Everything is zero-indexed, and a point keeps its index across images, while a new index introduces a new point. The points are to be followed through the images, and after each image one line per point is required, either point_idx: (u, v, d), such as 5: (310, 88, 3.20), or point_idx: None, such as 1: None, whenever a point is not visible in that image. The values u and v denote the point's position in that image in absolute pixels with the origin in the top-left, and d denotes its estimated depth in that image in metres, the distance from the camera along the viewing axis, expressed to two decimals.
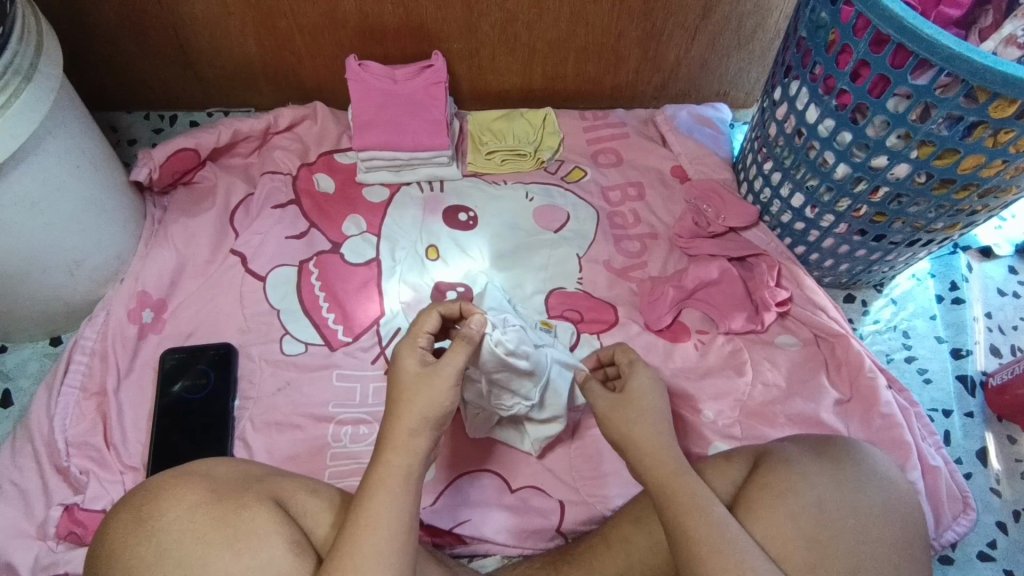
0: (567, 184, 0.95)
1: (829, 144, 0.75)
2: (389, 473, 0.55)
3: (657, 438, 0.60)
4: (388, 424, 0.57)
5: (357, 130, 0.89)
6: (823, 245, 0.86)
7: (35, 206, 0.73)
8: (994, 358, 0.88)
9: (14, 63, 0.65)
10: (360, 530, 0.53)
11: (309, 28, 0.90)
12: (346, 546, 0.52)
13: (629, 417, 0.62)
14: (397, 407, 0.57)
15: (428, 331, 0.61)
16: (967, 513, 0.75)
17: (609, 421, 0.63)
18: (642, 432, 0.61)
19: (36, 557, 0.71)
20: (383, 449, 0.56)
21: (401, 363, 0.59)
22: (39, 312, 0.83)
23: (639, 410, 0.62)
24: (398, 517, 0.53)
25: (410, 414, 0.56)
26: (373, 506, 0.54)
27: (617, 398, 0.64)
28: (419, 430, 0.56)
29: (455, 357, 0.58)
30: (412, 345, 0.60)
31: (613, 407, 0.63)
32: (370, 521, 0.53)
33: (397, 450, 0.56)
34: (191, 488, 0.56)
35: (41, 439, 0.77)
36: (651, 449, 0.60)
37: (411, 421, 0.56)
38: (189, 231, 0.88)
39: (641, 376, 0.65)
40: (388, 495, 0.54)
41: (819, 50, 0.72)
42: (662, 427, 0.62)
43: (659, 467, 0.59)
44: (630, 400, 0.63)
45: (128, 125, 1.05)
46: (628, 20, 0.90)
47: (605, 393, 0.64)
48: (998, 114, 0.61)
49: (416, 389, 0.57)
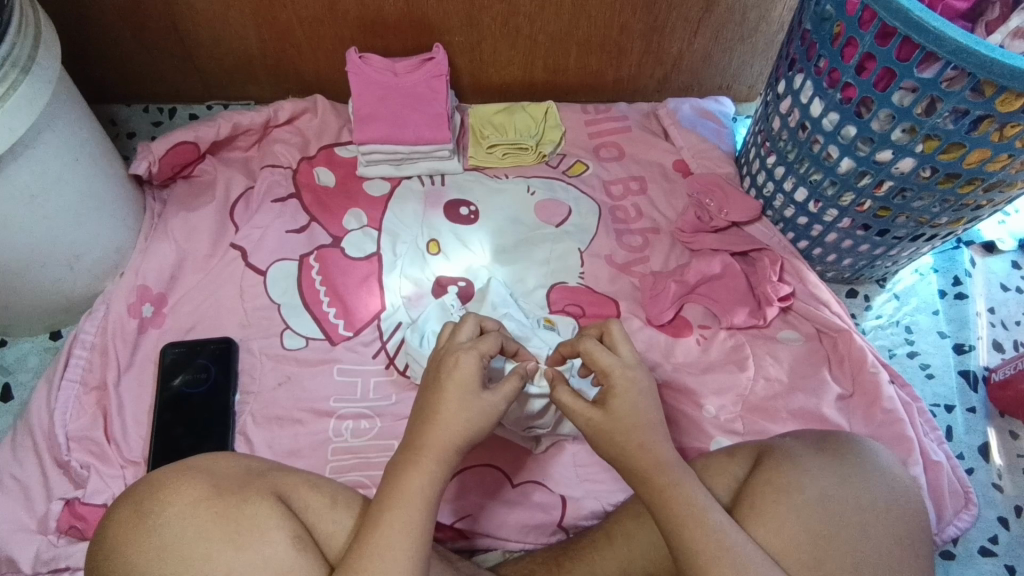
0: (569, 178, 0.95)
1: (834, 138, 0.74)
2: (421, 479, 0.54)
3: (645, 451, 0.57)
4: (425, 430, 0.56)
5: (358, 124, 0.89)
6: (827, 240, 0.86)
7: (34, 200, 0.72)
8: (998, 354, 0.88)
9: (12, 55, 0.65)
10: (391, 536, 0.52)
11: (309, 20, 0.89)
12: (375, 550, 0.52)
13: (614, 439, 0.58)
14: (443, 411, 0.56)
15: (490, 351, 0.59)
16: (969, 508, 0.75)
17: (595, 442, 0.59)
18: (628, 448, 0.57)
19: (37, 552, 0.71)
20: (418, 453, 0.55)
21: (459, 371, 0.57)
22: (39, 306, 0.83)
23: (626, 430, 0.57)
24: (427, 523, 0.53)
25: (454, 425, 0.56)
26: (402, 510, 0.53)
27: (598, 418, 0.58)
28: (455, 441, 0.55)
29: (510, 388, 0.58)
30: (476, 357, 0.58)
31: (599, 427, 0.58)
32: (400, 526, 0.52)
33: (433, 457, 0.55)
34: (192, 483, 0.56)
35: (41, 433, 0.77)
36: (643, 463, 0.57)
37: (455, 434, 0.55)
38: (189, 225, 0.88)
39: (620, 390, 0.59)
40: (421, 503, 0.53)
41: (823, 43, 0.71)
42: (653, 441, 0.57)
43: (650, 479, 0.57)
44: (612, 422, 0.58)
45: (127, 118, 1.04)
46: (631, 12, 0.90)
47: (584, 411, 0.59)
48: (1005, 108, 0.61)
49: (464, 401, 0.56)
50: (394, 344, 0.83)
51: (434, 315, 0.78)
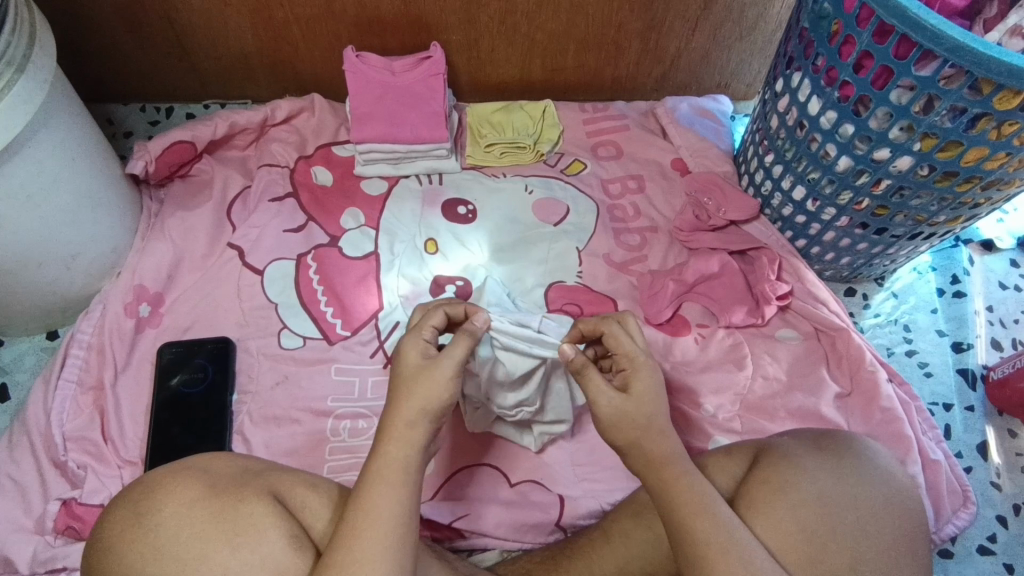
0: (567, 177, 0.95)
1: (831, 136, 0.74)
2: (386, 463, 0.55)
3: (663, 439, 0.57)
4: (388, 415, 0.57)
5: (355, 123, 0.88)
6: (825, 238, 0.86)
7: (30, 199, 0.72)
8: (996, 352, 0.88)
9: (7, 54, 0.64)
10: (361, 522, 0.52)
11: (306, 19, 0.89)
12: (347, 535, 0.52)
13: (636, 423, 0.57)
14: (398, 395, 0.57)
15: (434, 325, 0.60)
16: (967, 506, 0.75)
17: (611, 426, 0.58)
18: (646, 435, 0.58)
19: (34, 552, 0.71)
20: (381, 439, 0.56)
21: (402, 355, 0.59)
22: (36, 306, 0.83)
23: (649, 415, 0.58)
24: (397, 504, 0.53)
25: (409, 404, 0.56)
26: (370, 495, 0.53)
27: (623, 400, 0.58)
28: (416, 421, 0.56)
29: (457, 348, 0.58)
30: (416, 338, 0.60)
31: (620, 409, 0.58)
32: (370, 510, 0.53)
33: (396, 441, 0.55)
34: (188, 483, 0.56)
35: (38, 433, 0.77)
36: (658, 453, 0.57)
37: (409, 411, 0.56)
38: (186, 224, 0.88)
39: (645, 374, 0.59)
40: (388, 485, 0.54)
41: (821, 41, 0.71)
42: (669, 431, 0.58)
43: (663, 469, 0.57)
44: (635, 405, 0.58)
45: (124, 117, 1.04)
46: (628, 10, 0.89)
47: (609, 393, 0.58)
48: (1003, 106, 0.61)
49: (414, 378, 0.57)
50: (392, 344, 0.83)
51: None
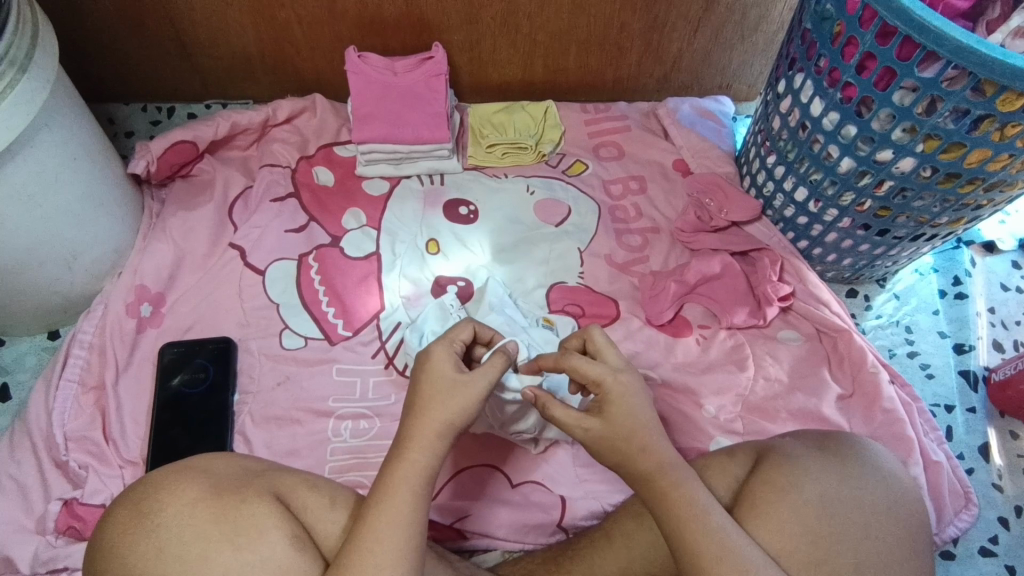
0: (568, 178, 0.95)
1: (833, 137, 0.74)
2: (410, 470, 0.54)
3: (647, 454, 0.57)
4: (412, 422, 0.56)
5: (356, 123, 0.88)
6: (827, 240, 0.86)
7: (31, 199, 0.72)
8: (997, 354, 0.88)
9: (9, 54, 0.64)
10: (379, 529, 0.52)
11: (308, 19, 0.89)
12: (364, 544, 0.51)
13: (616, 446, 0.57)
14: (426, 404, 0.56)
15: (463, 339, 0.61)
16: (969, 508, 0.75)
17: (596, 448, 0.58)
18: (631, 451, 0.57)
19: (35, 552, 0.71)
20: (404, 445, 0.55)
21: (434, 361, 0.58)
22: (38, 306, 0.83)
23: (626, 434, 0.57)
24: (418, 516, 0.53)
25: (439, 416, 0.55)
26: (390, 501, 0.53)
27: (597, 426, 0.58)
28: (444, 434, 0.55)
29: (490, 369, 0.58)
30: (448, 349, 0.59)
31: (598, 436, 0.58)
32: (389, 518, 0.52)
33: (420, 450, 0.55)
34: (190, 484, 0.56)
35: (39, 433, 0.77)
36: (645, 466, 0.56)
37: (436, 423, 0.55)
38: (187, 225, 0.88)
39: (618, 395, 0.58)
40: (410, 495, 0.53)
41: (824, 43, 0.71)
42: (654, 442, 0.57)
43: (655, 480, 0.56)
44: (610, 428, 0.57)
45: (125, 117, 1.04)
46: (630, 11, 0.89)
47: (581, 422, 0.58)
48: (1006, 107, 0.61)
49: (446, 392, 0.56)
50: (394, 344, 0.83)
51: (433, 315, 0.78)
